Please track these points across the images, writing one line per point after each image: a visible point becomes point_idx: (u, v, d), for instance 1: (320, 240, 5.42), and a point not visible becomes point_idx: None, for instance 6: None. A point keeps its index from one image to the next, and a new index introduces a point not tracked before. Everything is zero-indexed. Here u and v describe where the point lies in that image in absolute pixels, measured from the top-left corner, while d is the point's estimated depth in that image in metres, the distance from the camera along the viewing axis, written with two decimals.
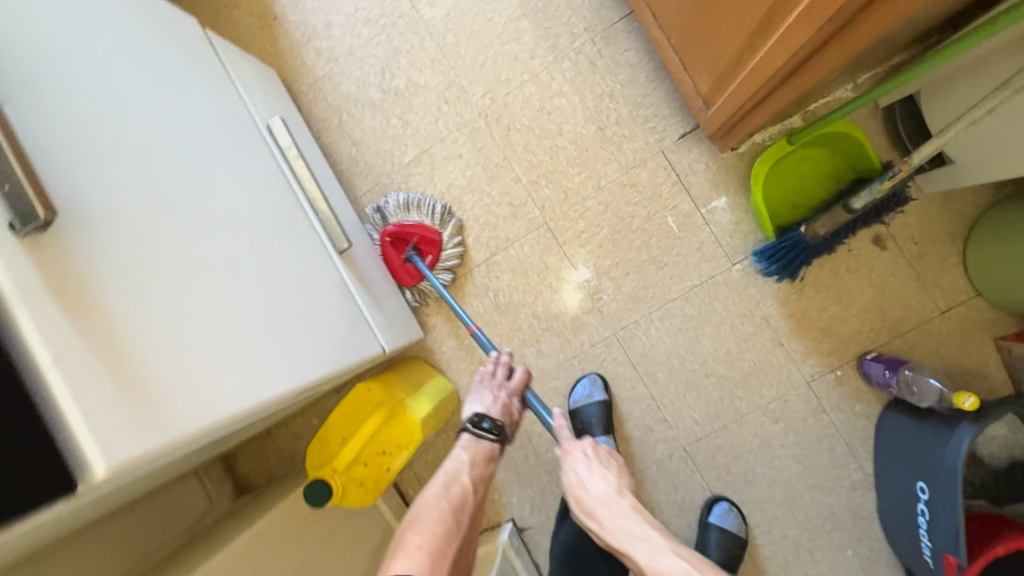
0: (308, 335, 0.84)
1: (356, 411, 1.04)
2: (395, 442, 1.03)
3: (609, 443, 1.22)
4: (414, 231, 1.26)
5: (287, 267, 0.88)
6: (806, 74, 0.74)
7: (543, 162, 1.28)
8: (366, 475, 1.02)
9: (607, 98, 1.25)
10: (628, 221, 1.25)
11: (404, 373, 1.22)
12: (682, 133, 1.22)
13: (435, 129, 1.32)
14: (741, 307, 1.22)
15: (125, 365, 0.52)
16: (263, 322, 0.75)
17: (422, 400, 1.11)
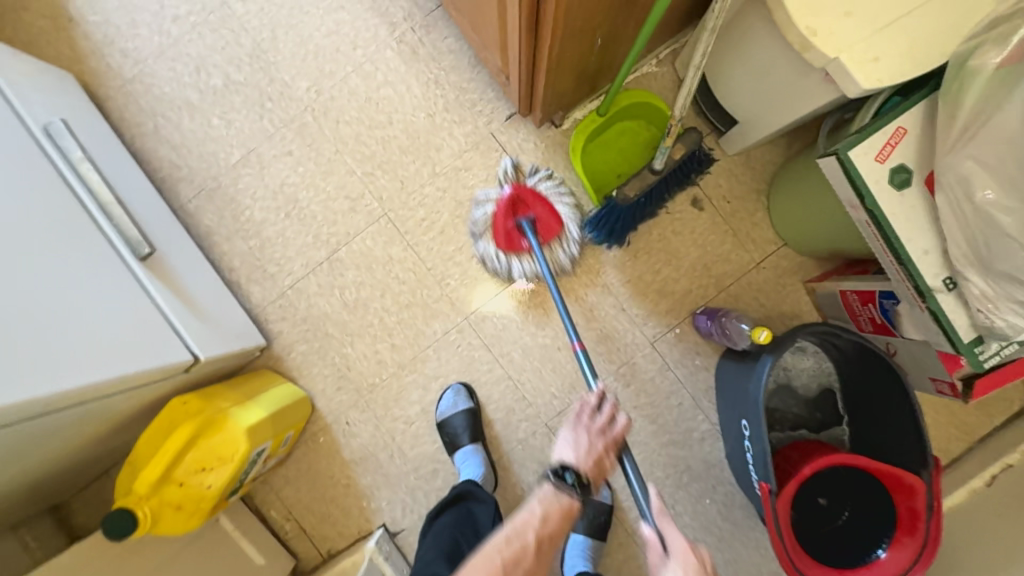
0: (60, 343, 0.77)
1: (168, 429, 0.95)
2: (216, 456, 0.95)
3: (476, 450, 1.20)
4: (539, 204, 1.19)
5: (43, 274, 0.80)
6: (546, 33, 0.78)
7: (376, 153, 1.26)
8: (184, 496, 0.94)
9: (433, 85, 1.26)
10: (467, 204, 1.26)
11: (240, 384, 1.13)
12: (508, 115, 1.25)
13: (262, 127, 1.27)
14: (583, 278, 1.25)
15: None
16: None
17: (252, 408, 1.03)
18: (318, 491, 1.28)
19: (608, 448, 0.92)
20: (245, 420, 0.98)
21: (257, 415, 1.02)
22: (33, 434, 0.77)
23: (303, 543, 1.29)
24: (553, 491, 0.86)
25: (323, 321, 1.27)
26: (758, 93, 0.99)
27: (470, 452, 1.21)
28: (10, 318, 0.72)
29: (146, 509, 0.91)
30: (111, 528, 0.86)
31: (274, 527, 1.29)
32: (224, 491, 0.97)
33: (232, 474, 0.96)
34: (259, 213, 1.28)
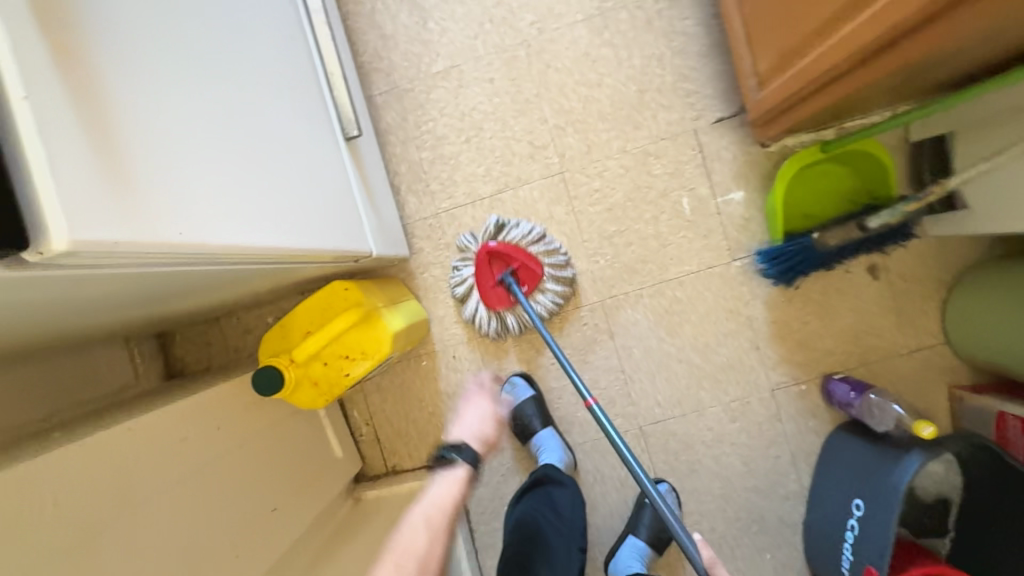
0: (300, 204, 0.77)
1: (327, 309, 0.97)
2: (361, 350, 0.97)
3: (552, 434, 1.22)
4: (518, 257, 1.18)
5: (289, 132, 0.80)
6: (879, 63, 0.73)
7: (575, 110, 1.23)
8: (323, 374, 0.96)
9: (655, 62, 1.21)
10: (644, 191, 1.23)
11: (382, 285, 1.13)
12: (718, 117, 1.20)
13: (472, 46, 1.24)
14: (729, 303, 1.22)
15: (109, 140, 0.44)
16: (254, 169, 0.67)
17: (397, 315, 1.05)
18: (403, 408, 1.31)
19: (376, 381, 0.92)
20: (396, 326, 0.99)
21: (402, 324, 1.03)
22: (241, 278, 0.78)
23: (373, 450, 1.32)
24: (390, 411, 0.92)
25: (465, 253, 1.27)
26: (1004, 196, 0.95)
27: (548, 435, 1.23)
28: (270, 165, 0.71)
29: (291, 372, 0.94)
30: (261, 379, 0.89)
31: (351, 426, 1.33)
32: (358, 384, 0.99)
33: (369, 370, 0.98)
34: (441, 129, 1.26)
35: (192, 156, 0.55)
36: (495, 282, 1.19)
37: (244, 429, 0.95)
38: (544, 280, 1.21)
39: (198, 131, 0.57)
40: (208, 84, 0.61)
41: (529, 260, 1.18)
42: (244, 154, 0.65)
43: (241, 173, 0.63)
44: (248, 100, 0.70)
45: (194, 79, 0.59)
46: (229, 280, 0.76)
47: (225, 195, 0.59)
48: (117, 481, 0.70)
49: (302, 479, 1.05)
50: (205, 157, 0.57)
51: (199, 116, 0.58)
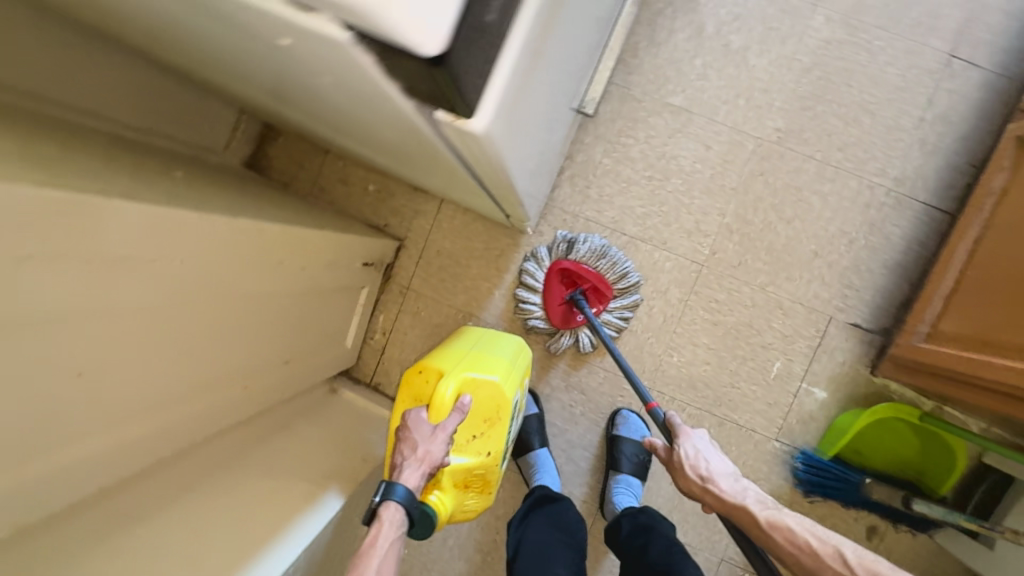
0: (536, 148, 0.80)
1: (415, 401, 0.95)
2: (485, 418, 0.95)
3: (547, 456, 1.23)
4: (591, 277, 1.19)
5: (568, 85, 0.82)
6: None
7: (752, 225, 1.22)
8: (469, 470, 0.94)
9: (845, 239, 1.21)
10: (751, 331, 1.24)
11: (463, 342, 1.09)
12: (855, 323, 1.22)
13: (716, 107, 1.22)
14: (744, 469, 1.24)
15: (535, 51, 0.47)
16: (541, 117, 0.70)
17: (488, 360, 1.01)
18: (423, 345, 1.30)
19: (428, 437, 0.86)
20: (493, 374, 0.96)
21: (504, 368, 0.99)
22: (445, 174, 0.79)
23: (371, 358, 1.31)
24: (422, 462, 0.83)
25: None
26: None
27: (544, 456, 1.24)
28: (547, 117, 0.75)
29: (440, 496, 0.93)
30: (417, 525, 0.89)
31: (369, 325, 1.31)
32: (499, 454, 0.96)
33: (502, 436, 0.96)
34: (636, 152, 1.24)
35: (541, 83, 0.58)
36: (561, 301, 1.21)
37: (314, 281, 0.93)
38: (611, 304, 1.22)
39: (553, 62, 0.60)
40: (574, 21, 0.63)
41: (600, 284, 1.20)
42: (550, 93, 0.68)
43: (541, 108, 0.66)
44: (575, 47, 0.72)
45: (573, 15, 0.61)
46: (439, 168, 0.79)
47: (527, 129, 0.63)
48: (231, 268, 0.67)
49: (312, 348, 1.04)
50: (545, 80, 0.60)
51: (561, 39, 0.60)
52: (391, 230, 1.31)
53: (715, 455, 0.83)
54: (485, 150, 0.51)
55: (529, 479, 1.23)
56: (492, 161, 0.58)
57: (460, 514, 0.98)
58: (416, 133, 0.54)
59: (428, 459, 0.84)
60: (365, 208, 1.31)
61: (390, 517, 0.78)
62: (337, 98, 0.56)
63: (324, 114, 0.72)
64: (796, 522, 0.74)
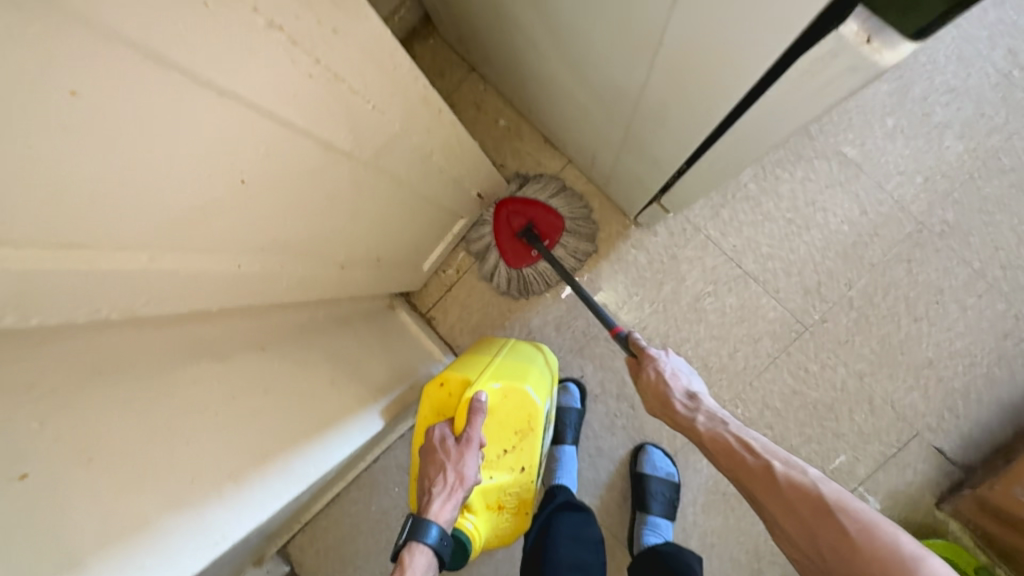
0: None
1: (438, 413, 0.84)
2: (516, 429, 0.84)
3: (573, 454, 1.17)
4: (535, 212, 1.15)
5: None
6: None
7: (875, 307, 1.13)
8: (503, 488, 0.84)
9: (966, 360, 1.11)
10: (828, 413, 1.15)
11: (485, 347, 0.98)
12: (940, 447, 1.12)
13: (889, 174, 1.12)
14: (764, 547, 1.17)
15: None
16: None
17: (514, 364, 0.89)
18: (491, 298, 1.23)
19: (454, 458, 0.76)
20: (522, 382, 0.83)
21: (532, 375, 0.86)
22: (644, 127, 0.72)
23: (436, 290, 1.25)
24: (452, 487, 0.74)
25: (675, 278, 1.18)
26: None
27: (569, 454, 1.18)
28: None
29: (475, 521, 0.83)
30: (452, 556, 0.81)
31: (446, 257, 1.25)
32: (534, 468, 0.86)
33: (535, 449, 0.85)
34: (787, 188, 1.15)
35: None
36: (513, 230, 1.17)
37: (439, 190, 0.86)
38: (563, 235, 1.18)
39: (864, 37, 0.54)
40: None
41: (547, 213, 1.16)
42: None
43: None
44: None
45: None
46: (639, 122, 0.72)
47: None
48: (403, 137, 0.61)
49: (401, 258, 0.99)
50: None
51: None
52: (505, 173, 1.24)
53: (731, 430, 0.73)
54: (816, 90, 0.45)
55: (549, 475, 1.17)
56: (776, 116, 0.52)
57: (495, 539, 0.88)
58: (704, 56, 0.48)
59: (458, 483, 0.74)
60: (488, 142, 1.24)
61: (415, 563, 0.69)
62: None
63: (543, 21, 0.67)
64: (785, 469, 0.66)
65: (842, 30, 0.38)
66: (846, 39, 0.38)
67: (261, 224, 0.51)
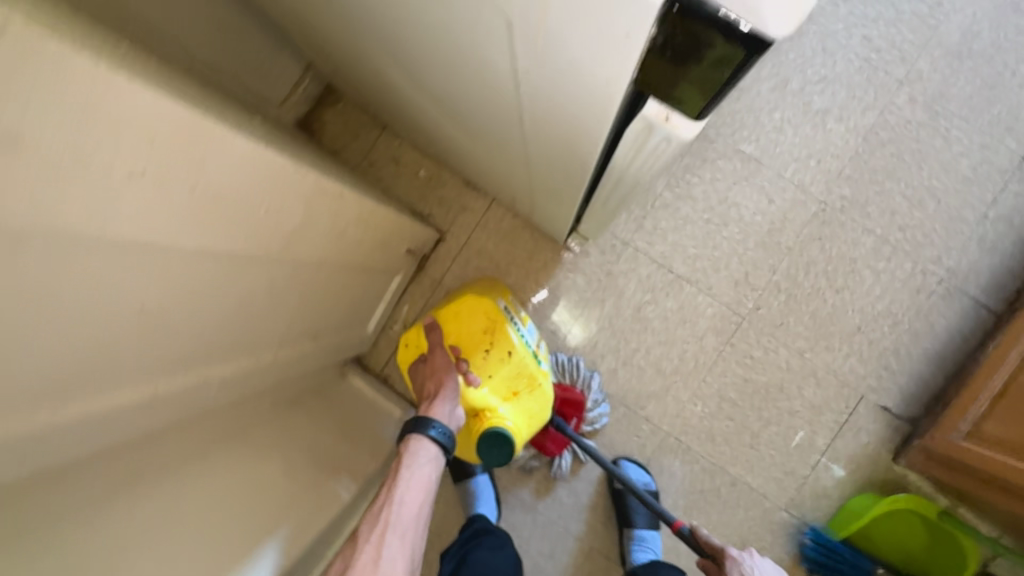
0: None
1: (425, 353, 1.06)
2: (484, 329, 0.96)
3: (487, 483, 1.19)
4: (554, 395, 1.15)
5: None
6: None
7: (801, 286, 1.20)
8: (506, 376, 0.95)
9: (889, 321, 1.19)
10: (781, 393, 1.21)
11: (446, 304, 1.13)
12: (885, 405, 1.19)
13: (787, 162, 1.20)
14: (748, 535, 1.20)
15: None
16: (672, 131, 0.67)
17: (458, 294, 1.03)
18: None
19: (434, 362, 0.95)
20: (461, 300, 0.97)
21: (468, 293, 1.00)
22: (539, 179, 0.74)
23: (387, 348, 1.24)
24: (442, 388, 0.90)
25: (615, 294, 1.22)
26: None
27: (484, 482, 1.19)
28: None
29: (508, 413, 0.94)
30: (500, 451, 0.92)
31: (391, 313, 1.25)
32: (522, 346, 0.95)
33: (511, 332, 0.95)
34: (699, 191, 1.21)
35: None
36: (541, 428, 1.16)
37: (364, 257, 0.87)
38: (587, 411, 1.18)
39: None
40: None
41: (570, 399, 1.14)
42: None
43: None
44: None
45: None
46: (530, 172, 0.74)
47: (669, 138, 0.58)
48: (305, 227, 0.61)
49: (341, 328, 0.98)
50: None
51: None
52: (434, 221, 1.26)
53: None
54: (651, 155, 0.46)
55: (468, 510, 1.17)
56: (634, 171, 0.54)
57: (536, 420, 0.97)
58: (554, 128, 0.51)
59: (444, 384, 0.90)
60: (412, 194, 1.26)
61: (421, 450, 0.86)
62: (464, 84, 0.54)
63: (424, 93, 0.69)
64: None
65: (645, 111, 0.36)
66: (650, 119, 0.37)
67: (167, 344, 0.51)
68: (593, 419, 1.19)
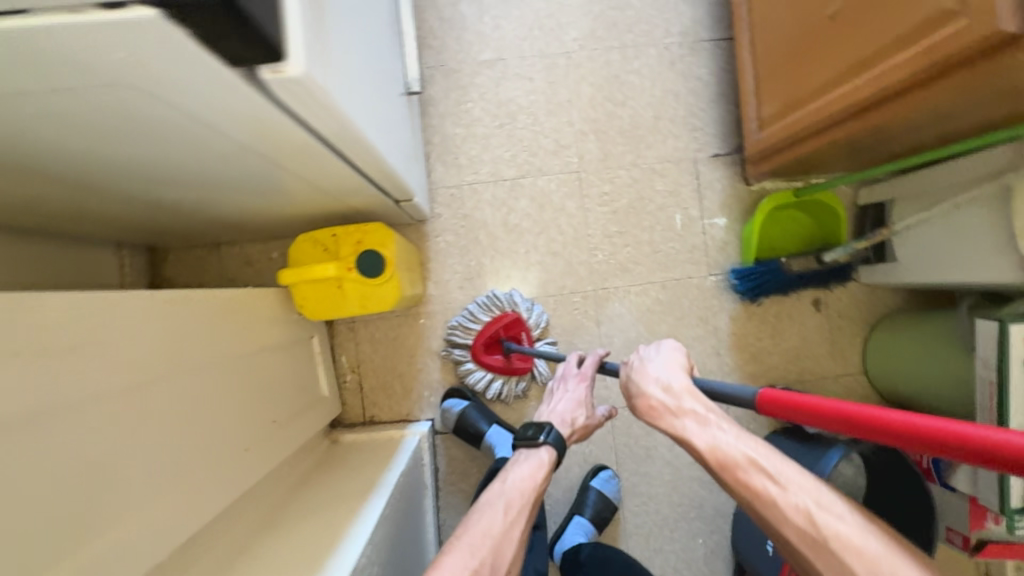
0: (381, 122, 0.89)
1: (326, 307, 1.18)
2: None
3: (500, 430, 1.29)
4: (494, 329, 1.30)
5: (378, 58, 0.92)
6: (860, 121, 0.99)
7: (598, 120, 1.40)
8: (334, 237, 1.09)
9: (671, 97, 1.41)
10: (646, 202, 1.40)
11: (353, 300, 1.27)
12: (715, 154, 1.42)
13: (520, 45, 1.39)
14: (701, 312, 1.41)
15: None
16: (369, 74, 0.78)
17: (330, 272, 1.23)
18: (392, 361, 1.36)
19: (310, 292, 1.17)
20: None
21: None
22: (325, 182, 0.85)
23: (355, 398, 1.36)
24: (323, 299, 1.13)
25: (482, 227, 1.38)
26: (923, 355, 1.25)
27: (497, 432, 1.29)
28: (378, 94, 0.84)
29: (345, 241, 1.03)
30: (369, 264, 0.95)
31: (337, 371, 1.36)
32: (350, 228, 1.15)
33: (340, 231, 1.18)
34: (479, 111, 1.38)
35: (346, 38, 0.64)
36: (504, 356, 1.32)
37: (262, 336, 0.98)
38: (529, 321, 1.33)
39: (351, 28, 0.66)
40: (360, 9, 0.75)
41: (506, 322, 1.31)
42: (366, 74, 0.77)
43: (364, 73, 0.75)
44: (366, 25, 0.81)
45: None
46: (318, 184, 0.87)
47: (357, 78, 0.69)
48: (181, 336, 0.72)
49: (296, 403, 1.09)
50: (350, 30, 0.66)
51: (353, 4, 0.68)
52: None
53: (674, 355, 0.87)
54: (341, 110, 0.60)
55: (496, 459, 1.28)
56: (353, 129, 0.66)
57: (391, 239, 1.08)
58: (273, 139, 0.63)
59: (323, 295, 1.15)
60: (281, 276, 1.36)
61: (535, 456, 1.04)
62: (199, 154, 0.65)
63: (197, 189, 0.81)
64: (775, 487, 0.72)
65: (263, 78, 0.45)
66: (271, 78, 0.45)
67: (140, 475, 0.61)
68: (537, 321, 1.34)
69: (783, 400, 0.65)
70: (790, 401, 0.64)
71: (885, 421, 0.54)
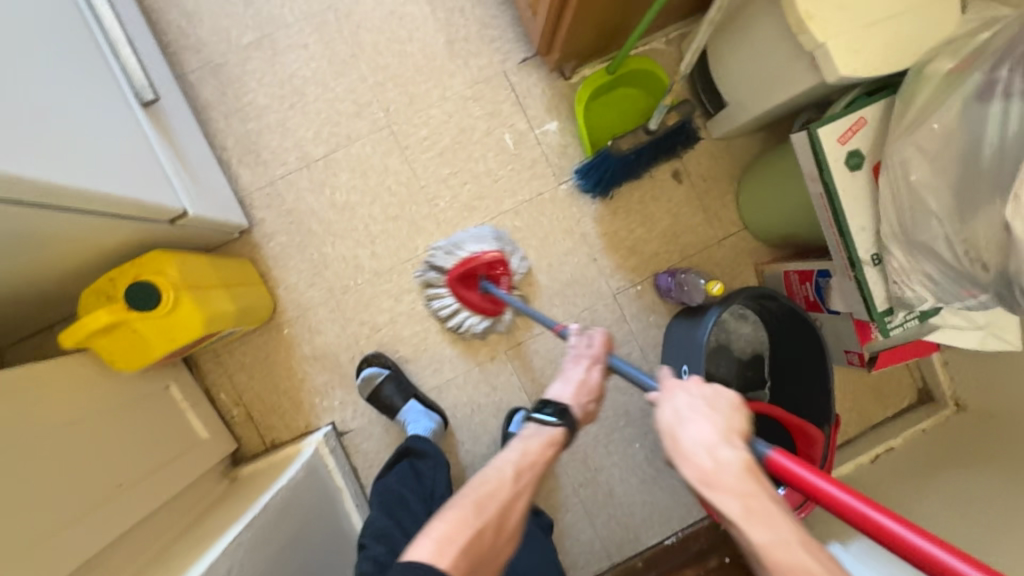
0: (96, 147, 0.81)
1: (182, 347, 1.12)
2: None
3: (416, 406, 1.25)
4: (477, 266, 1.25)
5: (79, 79, 0.84)
6: None
7: (390, 65, 1.30)
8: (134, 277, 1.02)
9: (457, 13, 1.30)
10: (469, 132, 1.31)
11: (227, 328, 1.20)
12: (523, 58, 1.32)
13: (280, 15, 1.27)
14: (564, 224, 1.34)
15: None
16: (14, 90, 0.68)
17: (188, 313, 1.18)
18: (272, 381, 1.30)
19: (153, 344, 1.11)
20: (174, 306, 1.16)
21: None
22: (28, 229, 0.75)
23: (248, 431, 1.30)
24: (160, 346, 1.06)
25: (311, 217, 1.29)
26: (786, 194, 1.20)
27: (415, 408, 1.25)
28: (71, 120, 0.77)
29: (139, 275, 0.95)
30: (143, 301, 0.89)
31: (220, 410, 1.30)
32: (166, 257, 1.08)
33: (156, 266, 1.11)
34: (263, 99, 1.28)
35: None
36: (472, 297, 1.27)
37: (75, 405, 0.92)
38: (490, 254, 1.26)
39: None
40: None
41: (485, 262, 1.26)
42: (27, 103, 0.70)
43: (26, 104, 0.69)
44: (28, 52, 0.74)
45: None
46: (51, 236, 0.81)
47: None
48: None
49: (153, 461, 1.03)
50: None
51: None
52: None
53: (728, 412, 0.67)
54: None
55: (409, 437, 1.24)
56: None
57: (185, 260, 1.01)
58: None
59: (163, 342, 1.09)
60: None
61: (540, 431, 0.83)
62: None
63: None
64: (769, 535, 0.56)
65: None
66: None
67: None
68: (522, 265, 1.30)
69: (801, 479, 0.60)
70: (800, 476, 0.60)
71: (883, 530, 0.54)
